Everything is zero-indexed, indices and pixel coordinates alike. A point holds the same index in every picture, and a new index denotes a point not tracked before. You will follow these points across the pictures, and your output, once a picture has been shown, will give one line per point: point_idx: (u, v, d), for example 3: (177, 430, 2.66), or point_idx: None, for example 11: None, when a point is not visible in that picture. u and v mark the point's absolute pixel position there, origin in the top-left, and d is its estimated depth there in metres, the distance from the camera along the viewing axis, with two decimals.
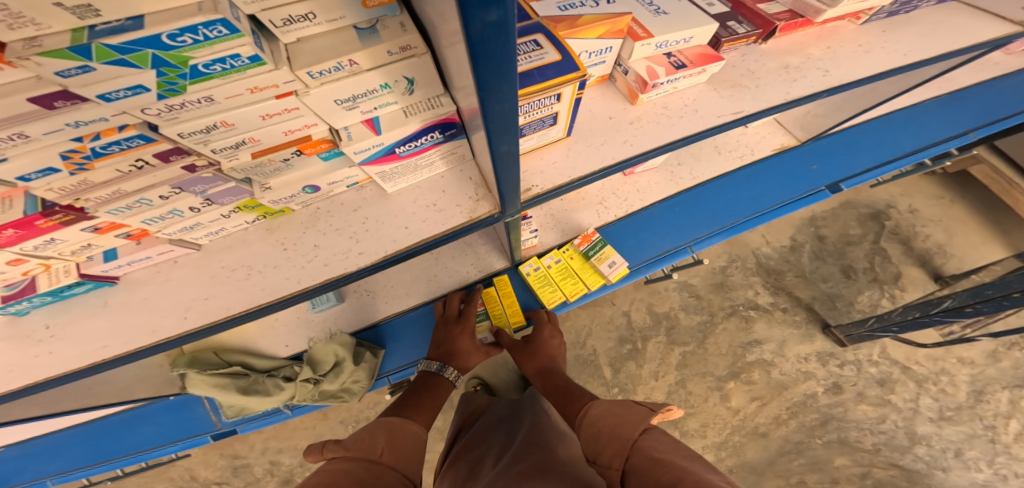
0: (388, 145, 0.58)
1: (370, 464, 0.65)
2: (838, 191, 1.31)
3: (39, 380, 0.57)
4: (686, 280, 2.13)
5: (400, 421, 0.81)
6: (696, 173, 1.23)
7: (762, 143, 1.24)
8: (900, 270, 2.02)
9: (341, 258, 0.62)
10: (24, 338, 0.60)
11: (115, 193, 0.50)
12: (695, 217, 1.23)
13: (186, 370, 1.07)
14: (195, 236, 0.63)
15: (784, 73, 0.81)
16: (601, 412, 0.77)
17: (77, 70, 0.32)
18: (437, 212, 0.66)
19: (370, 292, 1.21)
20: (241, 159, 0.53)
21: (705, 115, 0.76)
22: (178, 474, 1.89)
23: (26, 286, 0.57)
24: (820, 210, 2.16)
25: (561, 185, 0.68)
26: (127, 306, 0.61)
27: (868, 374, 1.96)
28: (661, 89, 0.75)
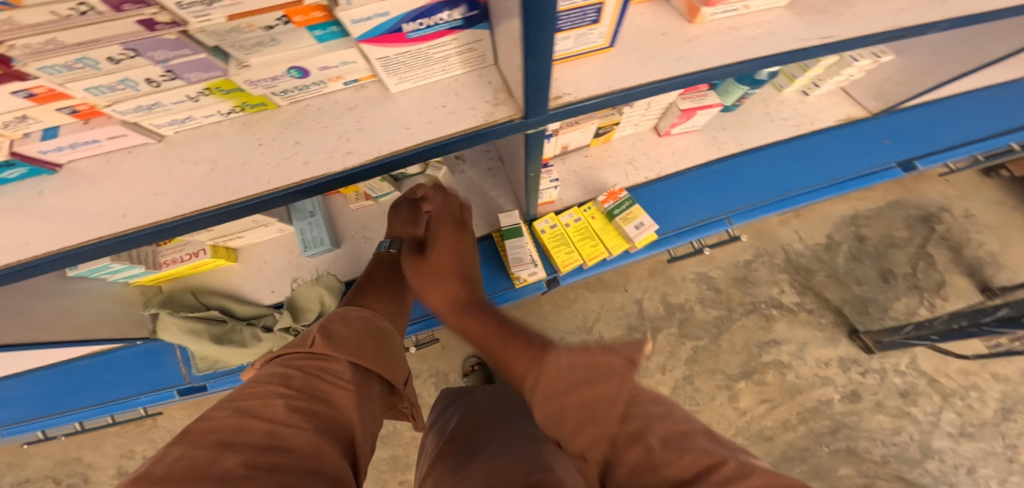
0: (395, 18, 0.44)
1: (305, 359, 0.61)
2: (911, 171, 1.11)
3: None
4: (706, 272, 1.98)
5: (345, 311, 0.77)
6: (742, 139, 1.09)
7: (824, 113, 1.11)
8: (945, 278, 1.86)
9: (325, 157, 0.52)
10: None
11: (48, 44, 0.34)
12: (736, 186, 1.07)
13: (158, 311, 0.98)
14: (157, 123, 0.49)
15: (886, 3, 0.57)
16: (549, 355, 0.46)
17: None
18: (447, 115, 0.55)
19: (368, 239, 1.11)
20: (214, 21, 0.39)
21: (783, 39, 0.54)
22: (159, 435, 1.85)
23: None
24: (863, 209, 1.98)
25: (597, 96, 0.51)
26: (47, 211, 0.47)
27: (891, 384, 1.82)
28: (730, 4, 0.52)
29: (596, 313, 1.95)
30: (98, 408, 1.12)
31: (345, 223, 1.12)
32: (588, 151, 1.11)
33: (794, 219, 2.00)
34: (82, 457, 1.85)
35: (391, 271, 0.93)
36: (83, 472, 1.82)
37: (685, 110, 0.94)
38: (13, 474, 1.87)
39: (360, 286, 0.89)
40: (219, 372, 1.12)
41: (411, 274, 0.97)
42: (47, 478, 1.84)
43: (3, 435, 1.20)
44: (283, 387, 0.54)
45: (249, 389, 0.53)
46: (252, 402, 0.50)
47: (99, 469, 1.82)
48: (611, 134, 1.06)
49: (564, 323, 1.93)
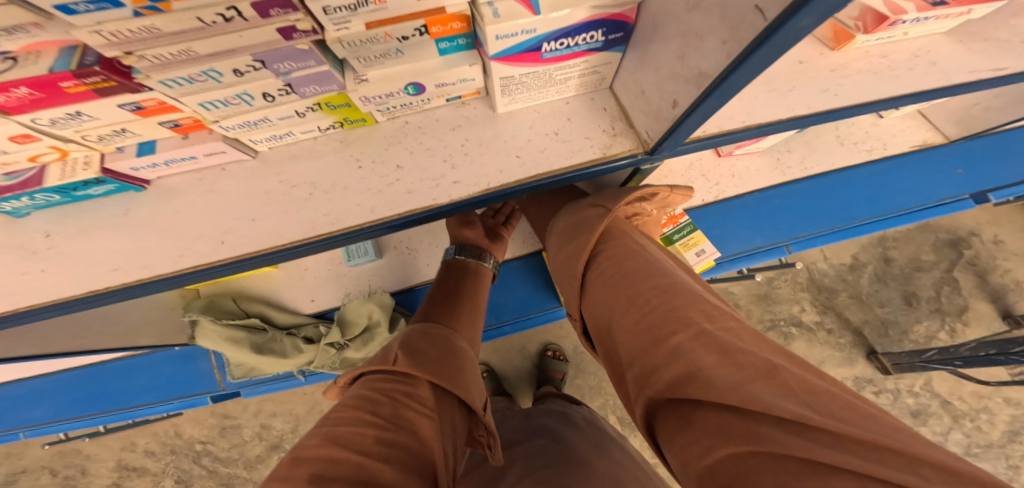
0: (539, 36, 0.40)
1: (387, 379, 0.55)
2: (984, 203, 1.11)
3: (33, 304, 0.42)
4: (728, 287, 1.96)
5: (423, 327, 0.70)
6: (807, 164, 1.10)
7: (899, 136, 1.12)
8: (968, 303, 1.88)
9: (430, 186, 0.48)
10: (18, 249, 0.45)
11: (182, 54, 0.31)
12: (799, 212, 1.10)
13: (198, 317, 0.95)
14: (255, 138, 0.46)
15: None
16: (560, 235, 0.72)
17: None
18: (560, 143, 0.50)
19: (411, 250, 1.06)
20: (352, 30, 0.35)
21: (949, 70, 0.49)
22: (163, 429, 1.77)
23: (32, 178, 0.41)
24: (892, 231, 1.97)
25: (731, 131, 0.47)
26: (145, 231, 0.46)
27: (903, 404, 1.85)
28: (890, 32, 0.49)
29: None
30: (124, 414, 1.08)
31: None
32: None
33: None
34: (81, 448, 1.79)
35: (465, 281, 0.89)
36: (82, 463, 1.77)
37: None
38: (10, 464, 1.81)
39: (435, 296, 0.85)
40: (254, 380, 1.09)
41: (486, 285, 0.92)
42: (44, 468, 1.79)
43: (24, 435, 1.15)
44: (369, 412, 0.48)
45: (337, 413, 0.49)
46: (340, 430, 0.45)
47: (98, 462, 1.76)
48: None
49: None
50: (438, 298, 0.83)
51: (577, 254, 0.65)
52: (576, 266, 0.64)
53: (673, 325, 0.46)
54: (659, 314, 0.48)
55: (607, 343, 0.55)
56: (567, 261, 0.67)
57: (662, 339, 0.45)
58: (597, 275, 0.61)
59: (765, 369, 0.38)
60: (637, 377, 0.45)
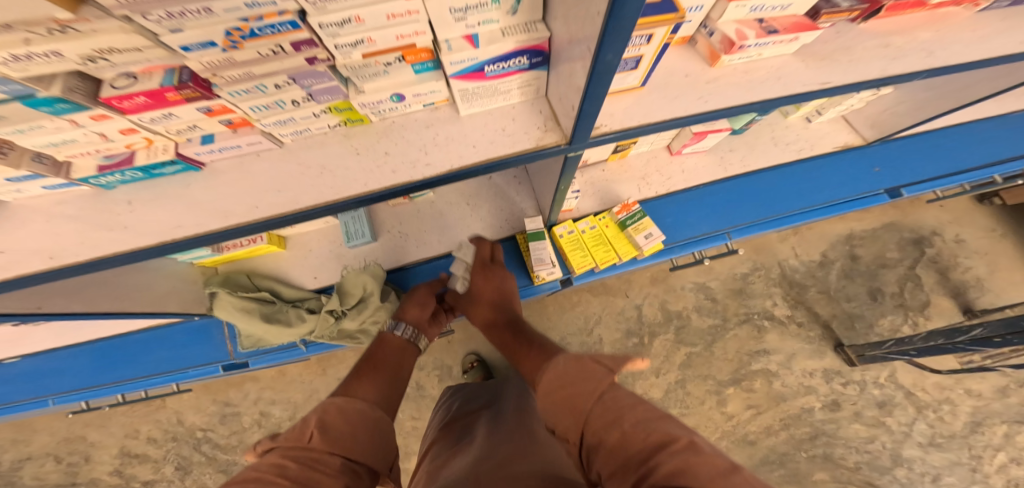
0: (481, 61, 0.57)
1: (299, 452, 0.55)
2: (897, 197, 1.28)
3: (111, 253, 0.57)
4: (704, 282, 2.04)
5: (342, 399, 0.69)
6: (746, 161, 1.27)
7: (824, 139, 1.29)
8: (930, 299, 1.99)
9: (409, 167, 0.65)
10: (107, 210, 0.61)
11: (245, 75, 0.50)
12: (738, 205, 1.25)
13: (217, 289, 1.11)
14: (282, 133, 0.64)
15: (882, 51, 0.69)
16: (551, 374, 0.62)
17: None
18: (506, 136, 0.67)
19: (403, 234, 1.24)
20: (353, 58, 0.53)
21: (789, 83, 0.68)
22: (166, 416, 1.93)
23: (125, 158, 0.58)
24: (859, 229, 2.09)
25: (630, 127, 0.65)
26: (199, 199, 0.62)
27: (869, 395, 1.84)
28: (746, 54, 0.67)
29: (597, 316, 2.01)
30: (142, 381, 1.22)
31: (383, 218, 1.24)
32: (605, 166, 1.26)
33: (792, 236, 2.09)
34: (86, 435, 1.94)
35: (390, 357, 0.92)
36: (87, 450, 1.92)
37: (697, 133, 1.10)
38: (16, 451, 1.95)
39: (361, 367, 0.86)
40: (261, 349, 1.23)
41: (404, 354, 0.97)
42: (48, 455, 1.93)
43: (51, 403, 1.26)
44: (279, 476, 0.50)
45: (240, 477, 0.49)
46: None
47: (102, 448, 1.91)
48: (626, 152, 1.20)
49: (566, 324, 2.01)
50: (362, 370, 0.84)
51: (569, 387, 0.57)
52: (561, 387, 0.58)
53: (667, 436, 0.43)
54: (651, 428, 0.45)
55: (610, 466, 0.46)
56: (560, 398, 0.57)
57: (663, 445, 0.42)
58: (600, 410, 0.51)
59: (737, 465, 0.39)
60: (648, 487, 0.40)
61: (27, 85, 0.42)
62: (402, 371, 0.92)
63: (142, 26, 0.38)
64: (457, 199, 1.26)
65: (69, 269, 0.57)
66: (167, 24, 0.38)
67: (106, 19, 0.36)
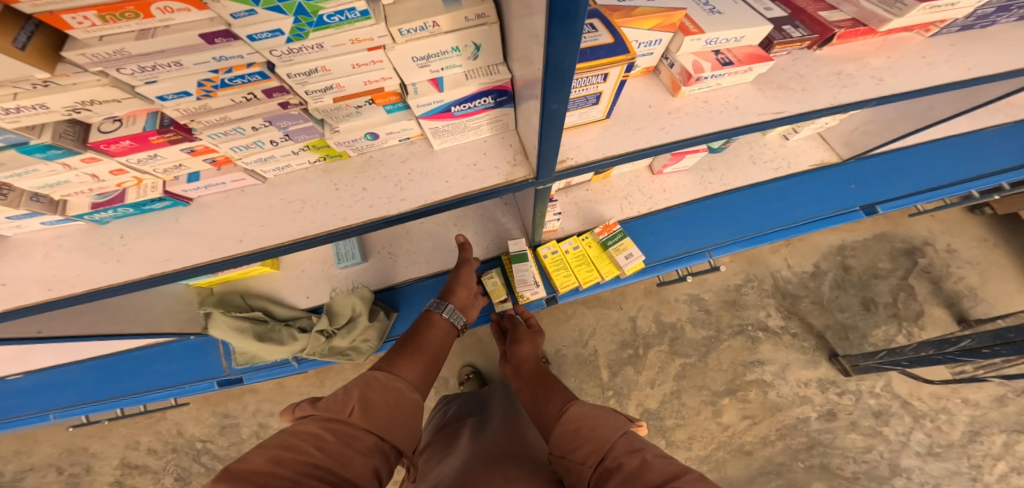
0: (446, 103, 0.60)
1: (338, 425, 0.62)
2: (872, 214, 1.31)
3: (101, 286, 0.58)
4: (697, 293, 2.05)
5: (385, 377, 0.76)
6: (725, 179, 1.28)
7: (800, 157, 1.31)
8: (924, 308, 1.96)
9: (385, 202, 0.66)
10: (100, 246, 0.62)
11: (221, 120, 0.52)
12: (721, 223, 1.28)
13: (212, 309, 1.12)
14: (265, 169, 0.66)
15: (833, 80, 0.71)
16: (581, 409, 0.75)
17: (245, 13, 0.37)
18: (477, 172, 0.68)
19: (392, 254, 1.27)
20: (324, 102, 0.56)
21: (746, 113, 0.70)
22: (166, 428, 1.96)
23: (117, 196, 0.60)
24: (850, 239, 2.09)
25: (595, 160, 0.68)
26: (190, 232, 0.63)
27: (866, 405, 1.85)
28: (705, 84, 0.68)
29: (592, 328, 2.02)
30: (136, 398, 1.21)
31: (374, 238, 1.28)
32: (589, 186, 1.28)
33: (783, 247, 2.09)
34: (87, 446, 1.97)
35: (427, 334, 0.99)
36: (87, 462, 1.94)
37: (675, 154, 1.12)
38: (19, 462, 1.98)
39: (404, 346, 0.92)
40: (255, 366, 1.24)
41: (443, 338, 1.02)
42: (50, 466, 1.96)
43: (53, 418, 1.24)
44: (316, 448, 0.56)
45: (282, 438, 0.57)
46: (284, 452, 0.53)
47: (102, 459, 1.93)
48: (610, 172, 1.23)
49: (561, 336, 2.02)
50: (405, 350, 0.90)
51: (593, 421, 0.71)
52: (590, 422, 0.71)
53: (682, 470, 0.54)
54: (666, 462, 0.56)
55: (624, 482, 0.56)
56: (588, 431, 0.69)
57: (678, 475, 0.52)
58: (621, 444, 0.64)
59: None
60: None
61: (19, 133, 0.44)
62: (441, 357, 0.97)
63: (117, 78, 0.41)
64: (446, 221, 1.30)
65: (69, 301, 0.58)
66: (141, 76, 0.41)
67: (81, 73, 0.39)
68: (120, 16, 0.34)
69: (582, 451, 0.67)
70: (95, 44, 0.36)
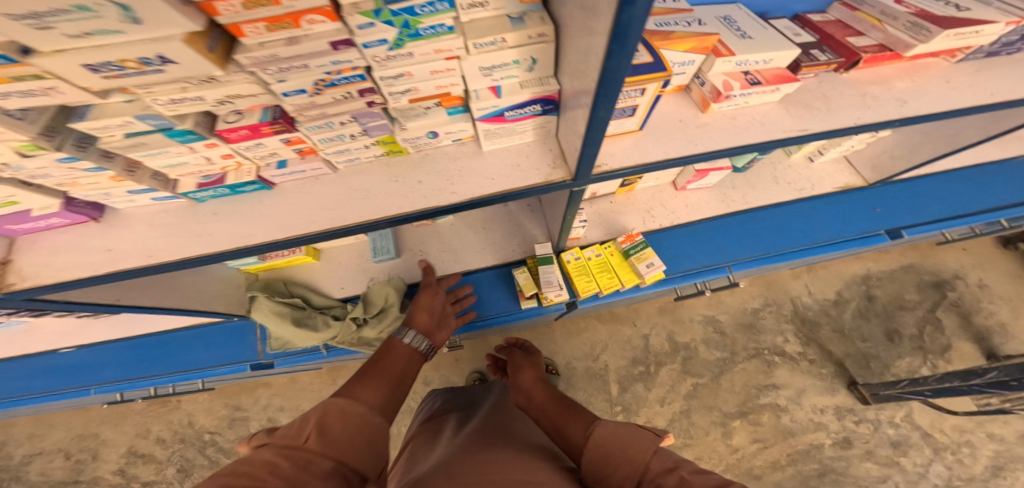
0: (501, 108, 0.66)
1: (294, 451, 0.55)
2: (897, 238, 1.33)
3: (194, 255, 0.66)
4: (713, 315, 2.08)
5: (344, 401, 0.68)
6: (747, 198, 1.32)
7: (825, 180, 1.34)
8: (951, 343, 1.95)
9: (436, 194, 0.72)
10: (195, 218, 0.70)
11: (319, 114, 0.60)
12: (744, 239, 1.29)
13: (257, 293, 1.20)
14: (339, 160, 0.73)
15: (858, 100, 0.77)
16: (606, 430, 0.74)
17: (367, 24, 0.46)
18: (519, 172, 0.74)
19: (423, 252, 1.34)
20: (401, 102, 0.63)
21: (770, 130, 0.75)
22: (178, 418, 2.02)
23: (218, 178, 0.68)
24: (875, 269, 2.11)
25: (630, 167, 0.73)
26: (269, 214, 0.71)
27: (884, 434, 1.82)
28: (733, 102, 0.74)
29: (603, 343, 2.06)
30: (171, 377, 1.27)
31: (407, 236, 1.35)
32: (613, 198, 1.35)
33: (805, 274, 2.13)
34: (99, 433, 2.03)
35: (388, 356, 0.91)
36: (96, 448, 1.99)
37: (698, 171, 1.18)
38: (31, 445, 2.04)
39: (364, 371, 0.84)
40: (287, 351, 1.29)
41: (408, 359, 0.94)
42: (59, 451, 2.01)
43: (93, 393, 1.29)
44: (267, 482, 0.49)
45: (233, 473, 0.49)
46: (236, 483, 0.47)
47: (110, 447, 1.99)
48: (634, 186, 1.29)
49: (572, 348, 2.05)
50: (366, 375, 0.81)
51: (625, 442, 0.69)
52: (619, 442, 0.69)
53: (728, 486, 0.52)
54: (708, 478, 0.55)
55: None
56: (619, 452, 0.67)
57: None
58: (656, 463, 0.62)
59: None
60: None
61: (170, 120, 0.53)
62: (408, 376, 0.90)
63: (259, 78, 0.50)
64: (474, 223, 1.38)
65: (163, 268, 0.66)
66: (277, 75, 0.50)
67: (239, 73, 0.48)
68: (280, 27, 0.44)
69: (616, 473, 0.65)
70: (257, 49, 0.46)
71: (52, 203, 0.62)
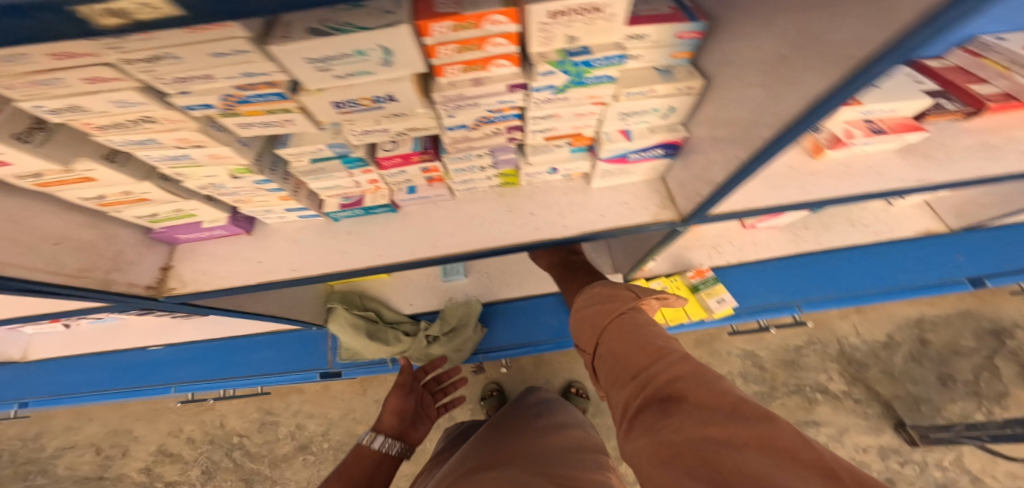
0: (628, 150, 0.66)
1: None
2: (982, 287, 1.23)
3: (337, 271, 0.74)
4: (752, 350, 1.97)
5: None
6: (821, 240, 1.28)
7: (903, 225, 1.27)
8: (1008, 390, 1.85)
9: (549, 227, 0.73)
10: (334, 237, 0.77)
11: (463, 146, 0.64)
12: (816, 281, 1.25)
13: (336, 304, 1.27)
14: (458, 188, 0.77)
15: (982, 151, 0.77)
16: (608, 316, 0.73)
17: (547, 73, 0.49)
18: (629, 211, 0.74)
19: (488, 275, 1.36)
20: (537, 140, 0.66)
21: (888, 179, 0.76)
22: (206, 420, 1.92)
23: (357, 200, 0.75)
24: (930, 314, 2.01)
25: (744, 209, 0.74)
26: (396, 237, 0.76)
27: (931, 477, 1.74)
28: (851, 148, 0.76)
29: None
30: (240, 381, 1.31)
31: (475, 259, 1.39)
32: None
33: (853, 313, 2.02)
34: (128, 431, 1.95)
35: None
36: (122, 446, 1.92)
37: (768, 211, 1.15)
38: (40, 443, 1.96)
39: None
40: (357, 361, 1.33)
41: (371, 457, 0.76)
42: (86, 447, 1.93)
43: (173, 391, 1.34)
44: None
45: None
46: None
47: (136, 446, 1.91)
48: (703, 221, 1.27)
49: None
50: None
51: (724, 407, 0.46)
52: (615, 338, 0.68)
53: (708, 387, 0.50)
54: (688, 374, 0.54)
55: (643, 385, 0.57)
56: (620, 341, 0.67)
57: (699, 385, 0.51)
58: (647, 357, 0.61)
59: (752, 409, 0.46)
60: (679, 411, 0.49)
61: (349, 147, 0.60)
62: None
63: (434, 111, 0.55)
64: None
65: (306, 281, 0.74)
66: (451, 110, 0.54)
67: (426, 110, 0.54)
68: (472, 69, 0.49)
69: (609, 363, 0.67)
70: (448, 88, 0.51)
71: (220, 217, 0.71)
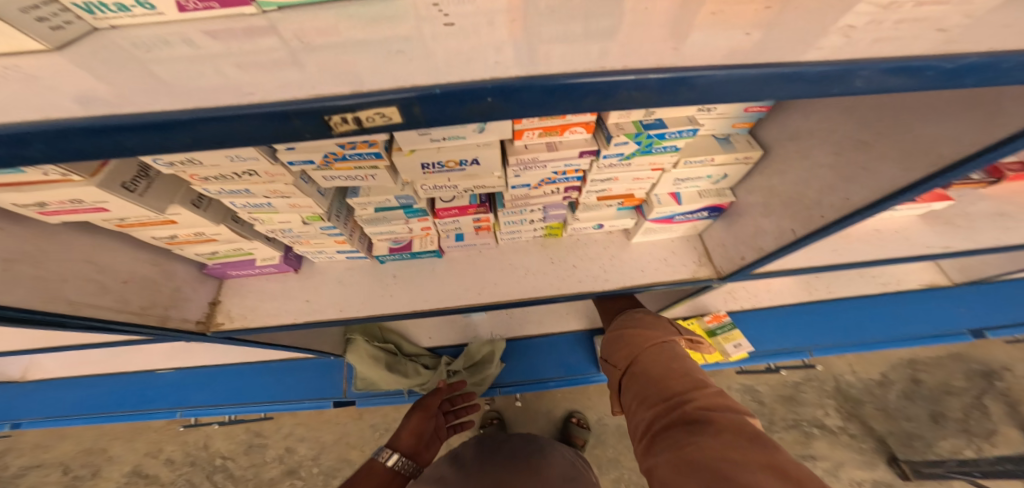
0: (676, 213, 0.72)
1: None
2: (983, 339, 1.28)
3: (384, 313, 0.76)
4: (752, 385, 1.95)
5: None
6: (832, 288, 1.34)
7: (908, 277, 1.35)
8: (997, 428, 1.82)
9: (591, 280, 0.80)
10: (379, 281, 0.79)
11: (522, 201, 0.69)
12: (826, 328, 1.31)
13: (356, 336, 1.27)
14: (505, 236, 0.81)
15: (999, 221, 0.83)
16: (642, 338, 0.67)
17: (622, 142, 0.54)
18: (667, 266, 0.81)
19: (508, 312, 1.37)
20: (590, 199, 0.71)
21: (915, 244, 0.82)
22: (194, 439, 1.81)
23: (407, 244, 0.78)
24: (923, 354, 1.99)
25: (775, 271, 0.78)
26: (443, 283, 0.80)
27: None
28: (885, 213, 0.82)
29: None
30: (252, 406, 1.28)
31: None
32: None
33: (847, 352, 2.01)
34: (108, 448, 1.80)
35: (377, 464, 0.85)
36: (99, 464, 1.76)
37: None
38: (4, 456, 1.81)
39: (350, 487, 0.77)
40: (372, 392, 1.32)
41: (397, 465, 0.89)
42: (59, 464, 1.77)
43: (178, 416, 1.30)
44: None
45: None
46: None
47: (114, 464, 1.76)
48: None
49: None
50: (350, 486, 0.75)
51: (744, 434, 0.43)
52: (648, 358, 0.63)
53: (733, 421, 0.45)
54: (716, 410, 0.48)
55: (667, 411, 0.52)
56: (650, 363, 0.61)
57: (730, 421, 0.45)
58: (678, 382, 0.55)
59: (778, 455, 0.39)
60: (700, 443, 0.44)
61: (414, 198, 0.64)
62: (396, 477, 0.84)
63: (505, 175, 0.60)
64: None
65: (352, 321, 0.76)
66: (518, 171, 0.59)
67: (498, 174, 0.59)
68: (549, 133, 0.54)
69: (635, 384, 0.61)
70: (523, 151, 0.55)
71: (273, 255, 0.75)
